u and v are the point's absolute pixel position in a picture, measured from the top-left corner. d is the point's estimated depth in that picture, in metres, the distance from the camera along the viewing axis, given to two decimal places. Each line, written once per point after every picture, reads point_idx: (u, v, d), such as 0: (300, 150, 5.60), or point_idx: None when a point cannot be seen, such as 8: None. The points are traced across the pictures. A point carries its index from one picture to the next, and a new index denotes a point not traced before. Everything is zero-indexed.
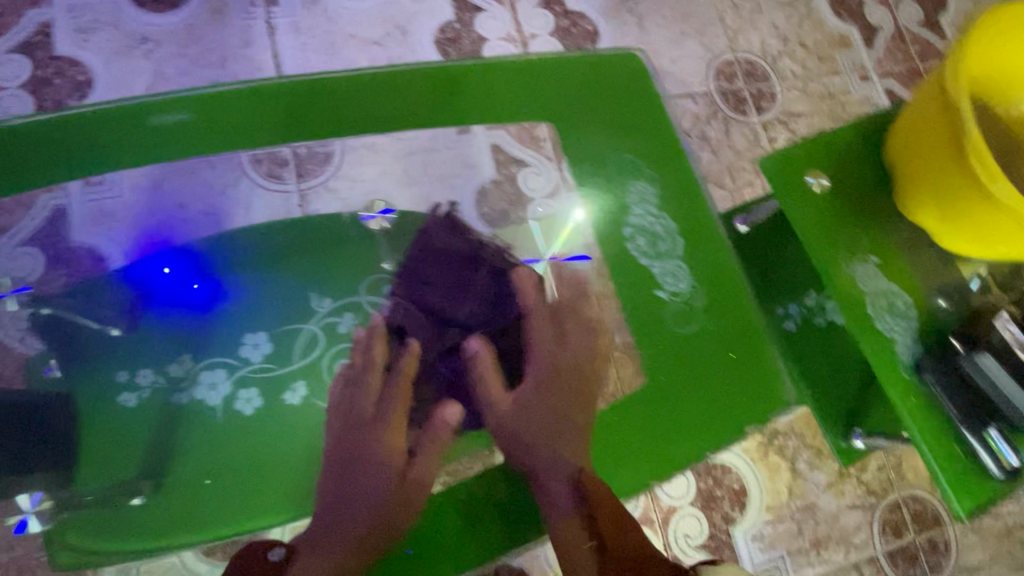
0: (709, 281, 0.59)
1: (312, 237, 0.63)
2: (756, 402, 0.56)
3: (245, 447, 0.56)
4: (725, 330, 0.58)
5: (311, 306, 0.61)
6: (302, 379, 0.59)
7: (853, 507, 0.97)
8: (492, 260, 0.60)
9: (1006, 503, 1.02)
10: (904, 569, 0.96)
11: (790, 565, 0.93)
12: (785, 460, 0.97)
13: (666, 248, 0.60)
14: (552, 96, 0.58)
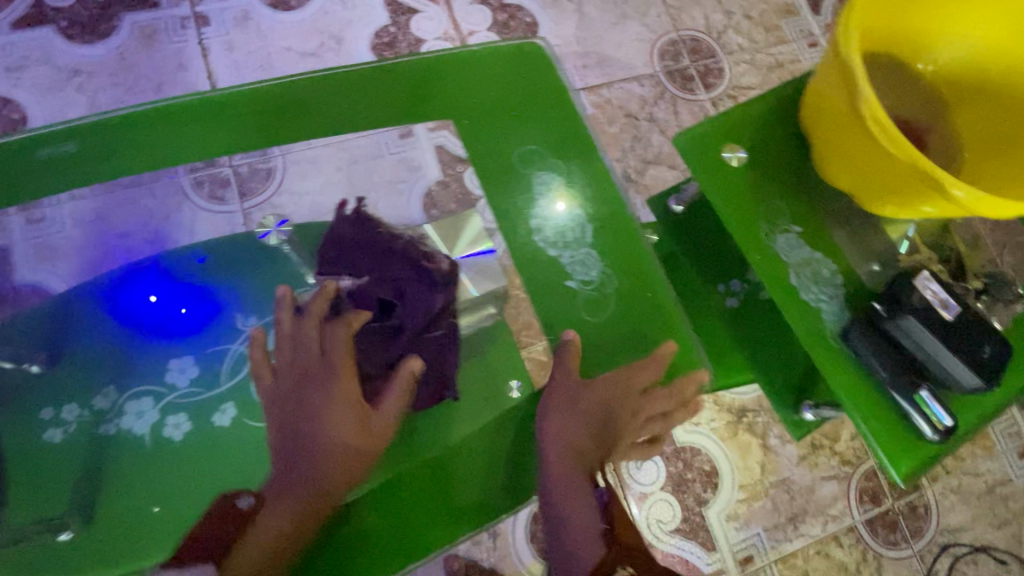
0: (623, 269, 0.58)
1: (250, 255, 0.64)
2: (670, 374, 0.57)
3: (177, 473, 0.56)
4: (638, 311, 0.58)
5: (237, 326, 0.61)
6: (231, 399, 0.59)
7: (827, 478, 0.96)
8: (405, 250, 0.61)
9: (984, 461, 1.01)
10: (885, 536, 0.95)
11: (768, 542, 0.92)
12: (756, 437, 0.96)
13: (575, 237, 0.59)
14: (452, 94, 0.59)
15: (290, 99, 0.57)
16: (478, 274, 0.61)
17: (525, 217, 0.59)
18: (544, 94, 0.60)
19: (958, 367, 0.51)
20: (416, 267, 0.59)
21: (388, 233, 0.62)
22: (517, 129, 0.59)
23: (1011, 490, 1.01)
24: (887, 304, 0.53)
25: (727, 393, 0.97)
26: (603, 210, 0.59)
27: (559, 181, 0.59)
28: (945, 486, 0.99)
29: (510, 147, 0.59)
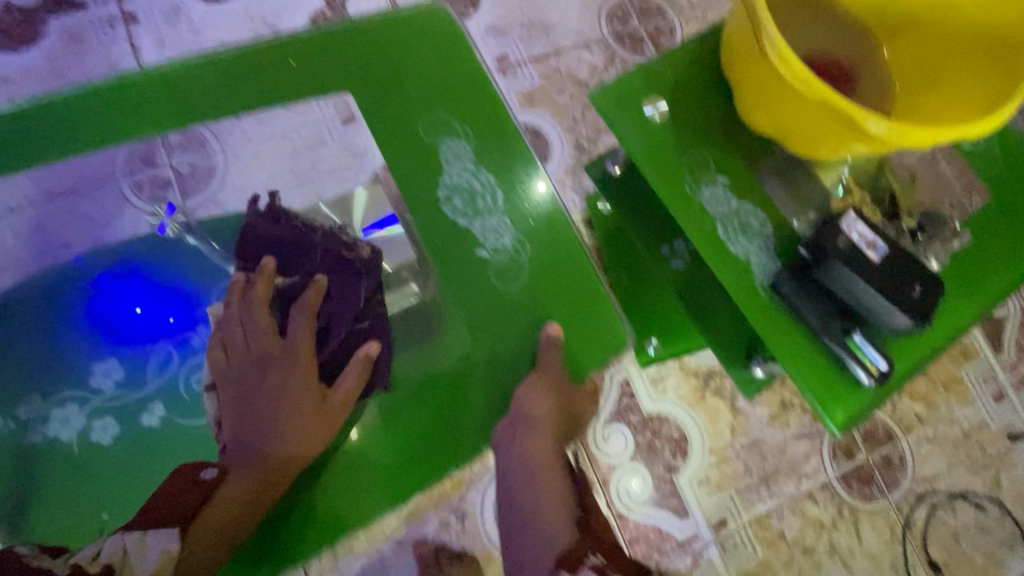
0: (527, 233, 0.68)
1: (197, 258, 0.66)
2: (585, 319, 0.67)
3: (109, 478, 0.56)
4: (549, 270, 0.68)
5: (169, 326, 0.63)
6: (159, 400, 0.60)
7: (799, 436, 0.95)
8: (324, 242, 0.65)
9: (959, 408, 1.00)
10: (860, 490, 0.94)
11: (740, 504, 0.92)
12: (724, 400, 0.95)
13: (483, 205, 0.69)
14: (368, 68, 0.68)
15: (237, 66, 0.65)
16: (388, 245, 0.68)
17: (436, 188, 0.69)
18: (450, 62, 0.70)
19: (888, 309, 0.49)
20: (340, 256, 0.65)
21: (304, 224, 0.66)
22: (431, 108, 0.69)
23: (987, 435, 1.00)
24: (812, 250, 0.51)
25: (691, 357, 0.96)
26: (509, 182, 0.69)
27: (464, 147, 0.69)
28: (920, 435, 0.98)
29: (422, 124, 0.69)
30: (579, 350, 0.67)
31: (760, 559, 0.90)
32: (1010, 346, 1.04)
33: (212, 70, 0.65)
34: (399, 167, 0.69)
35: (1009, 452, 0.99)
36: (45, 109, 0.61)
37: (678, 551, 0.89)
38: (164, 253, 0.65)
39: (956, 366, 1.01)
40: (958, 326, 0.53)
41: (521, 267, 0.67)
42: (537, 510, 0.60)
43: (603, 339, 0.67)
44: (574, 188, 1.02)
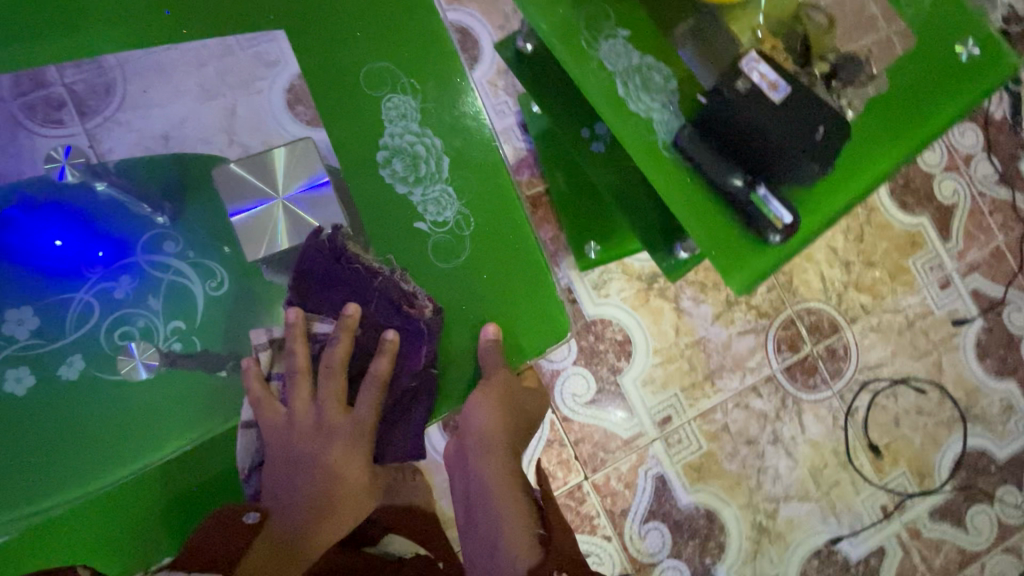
0: (470, 206, 0.69)
1: (115, 207, 0.61)
2: (529, 305, 0.68)
3: (36, 429, 0.56)
4: (491, 249, 0.68)
5: (104, 286, 0.60)
6: (78, 352, 0.58)
7: (744, 332, 0.95)
8: (383, 288, 0.64)
9: (905, 297, 1.00)
10: (804, 381, 0.95)
11: (685, 401, 0.92)
12: (668, 301, 0.94)
13: (426, 171, 0.69)
14: (313, 17, 0.69)
15: None
16: (322, 205, 0.62)
17: (377, 149, 0.68)
18: (404, 23, 0.71)
19: (790, 153, 0.46)
20: (398, 312, 0.64)
21: (363, 266, 0.63)
22: (389, 73, 0.70)
23: (931, 322, 1.00)
24: (711, 98, 0.48)
25: (633, 260, 0.94)
26: (463, 157, 0.70)
27: (410, 106, 0.70)
28: (865, 326, 0.98)
29: (367, 80, 0.69)
30: (521, 337, 0.67)
31: (703, 452, 0.92)
32: (958, 233, 1.03)
33: None
34: (349, 132, 0.68)
35: (952, 337, 1.00)
36: None
37: (623, 449, 0.90)
38: (67, 193, 0.60)
39: (902, 256, 1.01)
40: (872, 182, 0.51)
41: (462, 241, 0.68)
42: (498, 534, 0.60)
43: (542, 328, 0.68)
44: (507, 90, 0.96)
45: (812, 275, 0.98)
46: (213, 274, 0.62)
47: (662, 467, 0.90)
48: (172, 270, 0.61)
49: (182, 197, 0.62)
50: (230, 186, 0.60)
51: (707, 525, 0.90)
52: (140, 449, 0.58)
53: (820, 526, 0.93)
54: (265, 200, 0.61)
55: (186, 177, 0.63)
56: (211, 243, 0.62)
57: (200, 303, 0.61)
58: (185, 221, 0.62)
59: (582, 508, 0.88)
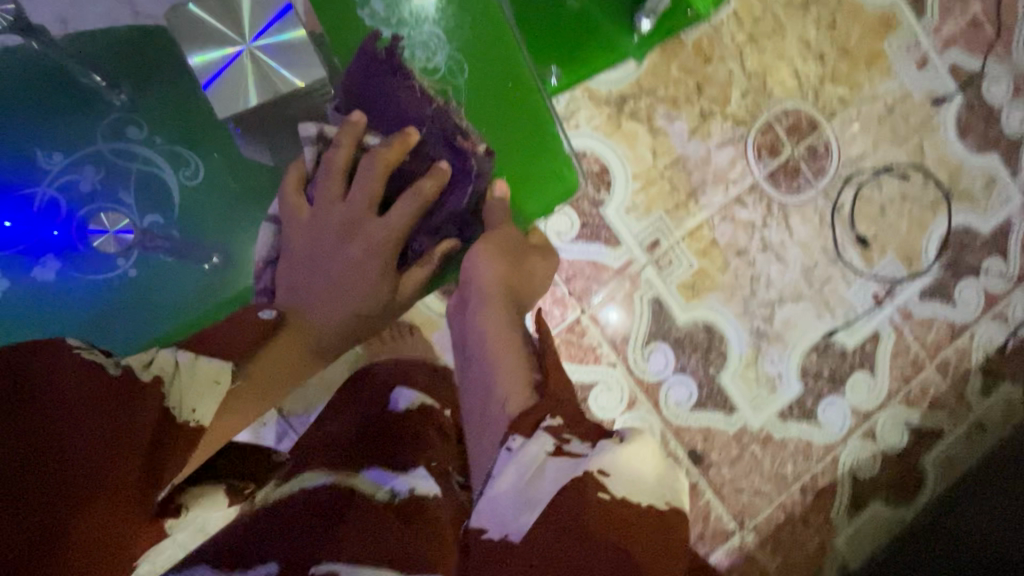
0: (458, 47, 0.67)
1: (60, 100, 0.64)
2: (537, 155, 0.70)
3: (38, 308, 0.63)
4: (494, 98, 0.68)
5: (48, 169, 0.64)
6: (53, 251, 0.63)
7: (723, 144, 0.92)
8: (437, 117, 0.59)
9: (882, 83, 0.96)
10: (787, 185, 0.93)
11: (671, 223, 0.90)
12: (641, 123, 0.89)
13: (410, 13, 0.67)
14: None
15: None
16: (296, 52, 0.57)
17: None
18: None
19: None
20: (450, 144, 0.60)
21: (420, 90, 0.60)
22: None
23: (911, 105, 0.97)
24: None
25: (597, 84, 0.88)
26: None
27: None
28: (844, 119, 0.95)
29: None
30: (532, 189, 0.70)
31: (695, 269, 0.91)
32: (933, 7, 0.97)
33: None
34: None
35: (932, 118, 0.97)
36: None
37: (615, 279, 0.89)
38: (14, 93, 0.63)
39: (877, 40, 0.96)
40: None
41: (458, 87, 0.68)
42: (495, 381, 0.54)
43: (552, 182, 0.71)
44: None
45: (786, 73, 0.93)
46: (182, 160, 0.66)
47: (656, 290, 0.90)
48: (140, 158, 0.65)
49: (133, 83, 0.65)
50: (191, 26, 0.57)
51: (707, 338, 0.92)
52: (153, 309, 0.66)
53: (816, 321, 0.95)
54: (234, 46, 0.56)
55: (129, 58, 0.65)
56: (177, 130, 0.66)
57: (176, 191, 0.66)
58: (147, 107, 0.65)
59: (584, 340, 0.89)
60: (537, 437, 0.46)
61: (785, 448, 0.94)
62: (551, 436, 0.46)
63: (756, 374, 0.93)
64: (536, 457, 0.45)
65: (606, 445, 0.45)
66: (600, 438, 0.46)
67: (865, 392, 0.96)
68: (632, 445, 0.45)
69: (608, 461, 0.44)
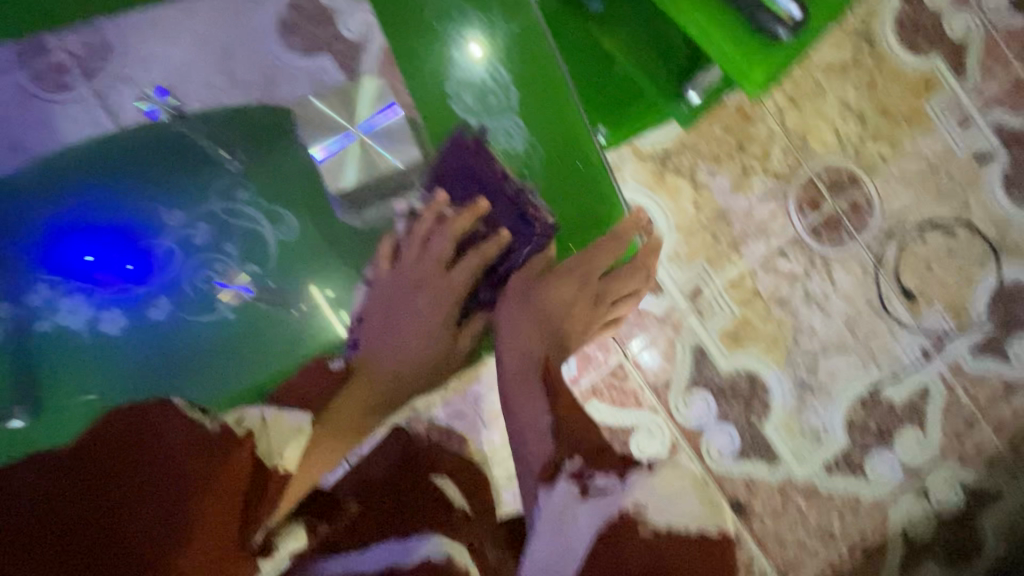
0: (537, 130, 0.66)
1: (169, 154, 0.63)
2: (603, 229, 0.68)
3: (139, 360, 0.62)
4: (568, 176, 0.67)
5: (163, 222, 0.63)
6: (163, 294, 0.63)
7: (764, 199, 0.95)
8: (512, 193, 0.64)
9: (923, 141, 0.98)
10: (829, 237, 0.96)
11: (713, 272, 0.93)
12: (684, 178, 0.94)
13: (495, 102, 0.66)
14: None
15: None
16: (398, 137, 0.63)
17: (444, 81, 0.65)
18: None
19: None
20: (516, 214, 0.65)
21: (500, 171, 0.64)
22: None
23: (955, 163, 0.98)
24: None
25: (643, 142, 0.94)
26: (529, 78, 0.66)
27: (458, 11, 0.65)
28: (886, 175, 0.97)
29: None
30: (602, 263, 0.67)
31: (737, 317, 0.93)
32: (974, 68, 0.99)
33: None
34: (412, 53, 0.66)
35: (976, 175, 0.99)
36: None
37: (658, 326, 0.92)
38: (122, 149, 0.62)
39: (917, 100, 0.98)
40: None
41: (534, 170, 0.66)
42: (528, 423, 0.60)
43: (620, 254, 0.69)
44: None
45: (826, 132, 0.97)
46: (279, 219, 0.64)
47: (697, 338, 0.93)
48: (244, 217, 0.64)
49: (246, 150, 0.64)
50: (313, 121, 0.63)
51: (749, 386, 0.93)
52: (254, 373, 0.62)
53: (861, 374, 0.95)
54: (342, 134, 0.62)
55: (249, 123, 0.65)
56: (283, 192, 0.65)
57: (271, 247, 0.64)
58: (253, 169, 0.64)
59: (626, 385, 0.91)
60: (560, 488, 0.51)
61: (831, 502, 0.93)
62: (574, 485, 0.51)
63: (800, 425, 0.93)
64: (568, 504, 0.49)
65: (635, 480, 0.48)
66: (630, 471, 0.49)
67: (915, 449, 0.94)
68: (669, 472, 0.48)
69: (641, 495, 0.46)
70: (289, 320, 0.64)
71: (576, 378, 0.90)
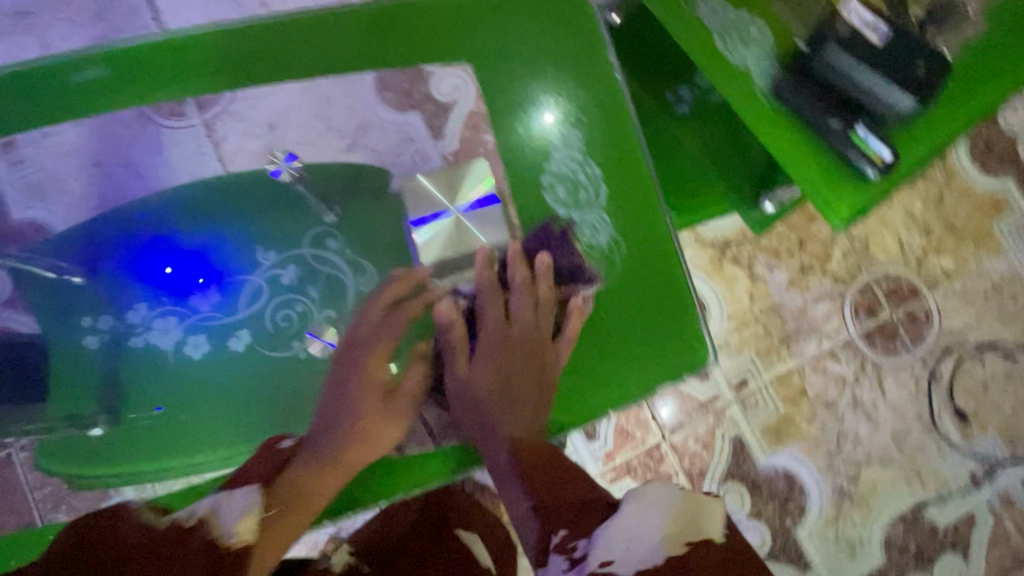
0: (624, 229, 0.64)
1: (270, 192, 0.64)
2: (669, 333, 0.62)
3: (206, 391, 0.60)
4: (642, 279, 0.63)
5: (257, 259, 0.64)
6: (246, 326, 0.62)
7: (820, 298, 0.95)
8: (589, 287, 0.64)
9: (989, 261, 0.98)
10: (883, 346, 0.95)
11: (762, 365, 0.93)
12: (742, 268, 0.96)
13: (586, 198, 0.64)
14: (479, 32, 0.63)
15: (204, 57, 0.59)
16: (489, 223, 0.62)
17: (541, 174, 0.64)
18: (574, 17, 0.64)
19: (887, 88, 0.51)
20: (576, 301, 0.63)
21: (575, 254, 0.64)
22: (537, 67, 0.64)
23: (1020, 286, 0.97)
24: (812, 45, 0.53)
25: (706, 229, 0.96)
26: (617, 174, 0.65)
27: (562, 103, 0.64)
28: (947, 290, 0.97)
29: (497, 81, 0.64)
30: (663, 369, 0.62)
31: (780, 414, 0.93)
32: None
33: (238, 43, 0.59)
34: (505, 138, 0.64)
35: None
36: (111, 64, 0.57)
37: (699, 412, 0.92)
38: (232, 184, 0.65)
39: (986, 220, 0.98)
40: (981, 107, 0.52)
41: (613, 268, 0.63)
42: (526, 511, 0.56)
43: (681, 363, 0.62)
44: None
45: (889, 240, 0.97)
46: (361, 270, 0.65)
47: (738, 429, 0.92)
48: (331, 263, 0.64)
49: (344, 202, 0.65)
50: (417, 196, 0.61)
51: (786, 487, 0.91)
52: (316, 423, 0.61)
53: (905, 490, 0.92)
54: (441, 210, 0.61)
55: (354, 180, 0.65)
56: (373, 242, 0.64)
57: (351, 295, 0.65)
58: (347, 221, 0.64)
59: (661, 467, 0.91)
60: (553, 564, 0.51)
61: None
62: (560, 557, 0.51)
63: (836, 534, 0.91)
64: None
65: (599, 533, 0.51)
66: (596, 528, 0.51)
67: None
68: (629, 519, 0.50)
69: (605, 552, 0.49)
70: (358, 372, 0.61)
71: (611, 454, 0.90)
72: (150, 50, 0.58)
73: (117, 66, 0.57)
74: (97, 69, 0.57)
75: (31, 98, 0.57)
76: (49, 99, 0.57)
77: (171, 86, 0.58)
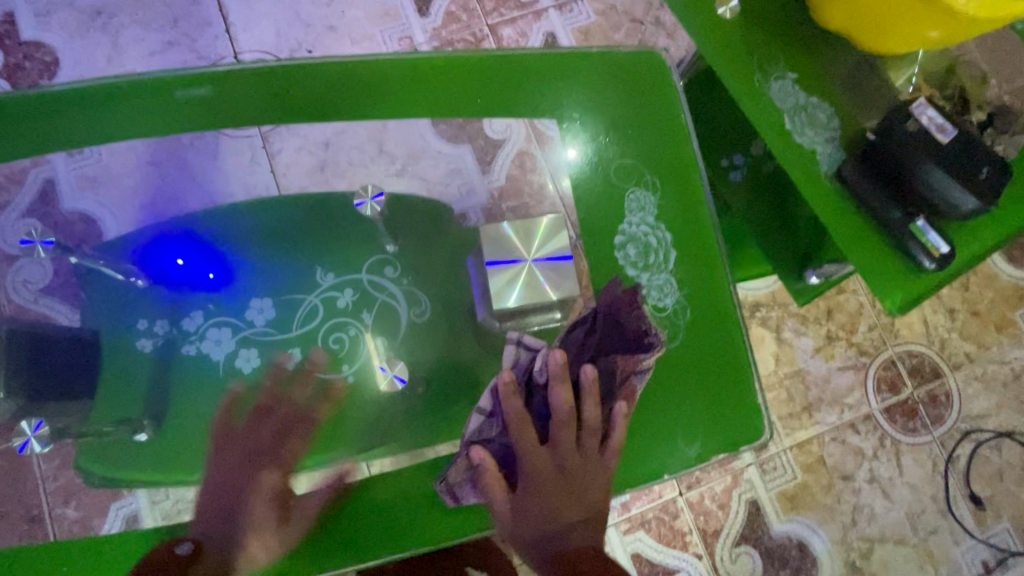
0: (690, 294, 0.65)
1: (338, 217, 0.67)
2: (725, 401, 0.64)
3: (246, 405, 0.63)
4: (702, 347, 0.64)
5: (315, 280, 0.66)
6: (298, 345, 0.65)
7: (844, 368, 0.97)
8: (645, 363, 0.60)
9: (1011, 349, 0.99)
10: (904, 423, 0.95)
11: (783, 430, 0.94)
12: (770, 330, 0.97)
13: (655, 260, 0.66)
14: (550, 86, 0.68)
15: (301, 87, 0.66)
16: (563, 277, 0.60)
17: (613, 233, 0.66)
18: (647, 84, 0.68)
19: (951, 187, 0.51)
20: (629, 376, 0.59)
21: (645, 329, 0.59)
22: (612, 129, 0.68)
23: None
24: (880, 135, 0.54)
25: (739, 288, 0.98)
26: (685, 242, 0.67)
27: (630, 161, 0.67)
28: (969, 374, 0.98)
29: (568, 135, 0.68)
30: (717, 437, 0.63)
31: (798, 482, 0.93)
32: None
33: (330, 77, 0.66)
34: (581, 196, 0.67)
35: None
36: (216, 86, 0.65)
37: (718, 471, 0.92)
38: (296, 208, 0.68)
39: (1010, 309, 1.01)
40: None
41: (677, 331, 0.64)
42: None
43: (733, 432, 0.63)
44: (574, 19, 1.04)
45: (914, 318, 0.99)
46: (416, 302, 0.66)
47: (755, 492, 0.92)
48: (387, 292, 0.66)
49: (408, 234, 0.68)
50: (495, 241, 0.60)
51: (799, 557, 0.91)
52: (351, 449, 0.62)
53: (917, 572, 0.91)
54: (518, 258, 0.60)
55: (421, 213, 0.68)
56: (428, 276, 0.67)
57: (404, 326, 0.66)
58: (408, 253, 0.67)
59: (676, 523, 0.90)
60: None
61: None
62: None
63: None
64: None
65: None
66: None
67: None
68: None
69: None
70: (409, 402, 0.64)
71: (628, 505, 0.89)
72: (250, 77, 0.65)
73: (219, 87, 0.65)
74: (198, 88, 0.64)
75: (140, 110, 0.64)
76: (157, 114, 0.64)
77: (261, 110, 0.65)
